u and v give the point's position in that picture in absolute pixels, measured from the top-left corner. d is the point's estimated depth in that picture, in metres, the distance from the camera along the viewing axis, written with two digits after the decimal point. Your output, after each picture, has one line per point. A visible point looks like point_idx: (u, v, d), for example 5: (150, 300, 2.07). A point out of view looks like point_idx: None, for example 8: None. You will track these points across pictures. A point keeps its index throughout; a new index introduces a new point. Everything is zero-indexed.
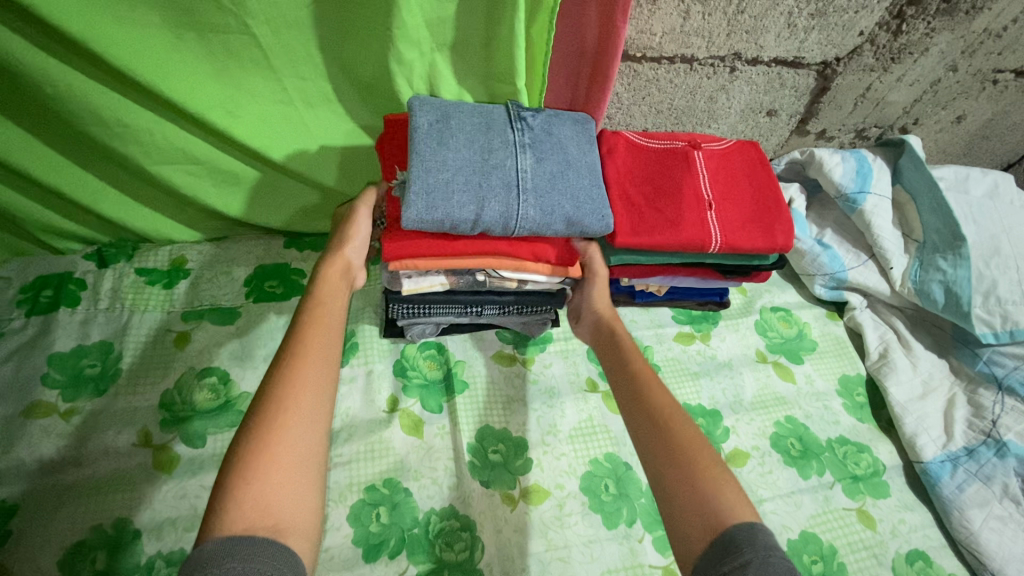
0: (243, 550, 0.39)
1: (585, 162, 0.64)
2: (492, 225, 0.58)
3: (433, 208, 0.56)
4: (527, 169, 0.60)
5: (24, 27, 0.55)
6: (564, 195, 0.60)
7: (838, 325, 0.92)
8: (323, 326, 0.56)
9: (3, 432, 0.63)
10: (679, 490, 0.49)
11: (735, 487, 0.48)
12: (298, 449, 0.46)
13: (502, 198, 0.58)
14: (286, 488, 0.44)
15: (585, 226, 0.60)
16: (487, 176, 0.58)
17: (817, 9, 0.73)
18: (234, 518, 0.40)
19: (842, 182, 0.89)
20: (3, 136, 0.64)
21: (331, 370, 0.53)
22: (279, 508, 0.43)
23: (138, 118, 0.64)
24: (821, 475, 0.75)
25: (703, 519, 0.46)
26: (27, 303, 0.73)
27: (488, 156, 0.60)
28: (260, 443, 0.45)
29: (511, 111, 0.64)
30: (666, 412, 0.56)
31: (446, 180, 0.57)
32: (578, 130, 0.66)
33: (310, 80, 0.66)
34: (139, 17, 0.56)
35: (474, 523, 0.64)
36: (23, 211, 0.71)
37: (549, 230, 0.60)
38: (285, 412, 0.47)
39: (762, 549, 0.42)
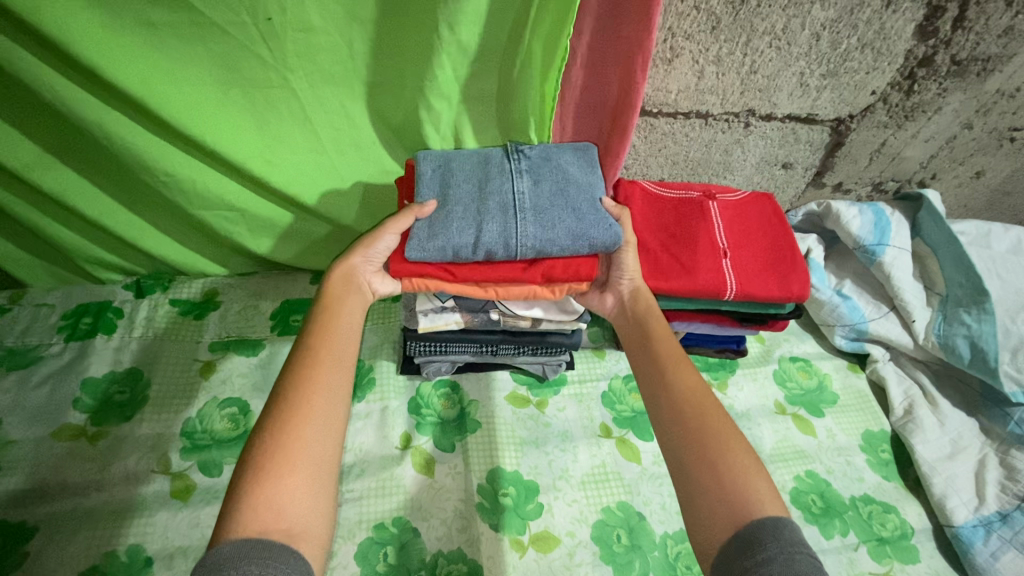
0: (265, 547, 0.41)
1: (586, 180, 0.65)
2: (494, 246, 0.59)
3: (433, 240, 0.59)
4: (525, 191, 0.62)
5: (87, 85, 0.60)
6: (565, 211, 0.61)
7: (859, 378, 0.90)
8: (338, 327, 0.58)
9: (32, 454, 0.66)
10: (705, 484, 0.49)
11: (762, 474, 0.49)
12: (318, 447, 0.49)
13: (500, 220, 0.60)
14: (299, 491, 0.46)
15: (592, 238, 0.60)
16: (486, 204, 0.61)
17: (828, 71, 0.76)
18: (249, 521, 0.43)
19: (860, 235, 0.89)
20: (59, 178, 0.68)
21: (347, 370, 0.55)
22: (295, 510, 0.45)
23: (182, 166, 0.68)
24: (844, 535, 0.72)
25: (731, 512, 0.47)
26: (66, 330, 0.76)
27: (485, 186, 0.63)
28: (275, 443, 0.47)
29: (510, 147, 0.67)
30: (692, 395, 0.55)
31: (445, 212, 0.61)
32: (579, 155, 0.67)
33: (344, 131, 0.71)
34: (193, 77, 0.62)
35: (482, 567, 0.63)
36: (72, 245, 0.76)
37: (554, 246, 0.60)
38: (300, 412, 0.50)
39: (786, 546, 0.43)
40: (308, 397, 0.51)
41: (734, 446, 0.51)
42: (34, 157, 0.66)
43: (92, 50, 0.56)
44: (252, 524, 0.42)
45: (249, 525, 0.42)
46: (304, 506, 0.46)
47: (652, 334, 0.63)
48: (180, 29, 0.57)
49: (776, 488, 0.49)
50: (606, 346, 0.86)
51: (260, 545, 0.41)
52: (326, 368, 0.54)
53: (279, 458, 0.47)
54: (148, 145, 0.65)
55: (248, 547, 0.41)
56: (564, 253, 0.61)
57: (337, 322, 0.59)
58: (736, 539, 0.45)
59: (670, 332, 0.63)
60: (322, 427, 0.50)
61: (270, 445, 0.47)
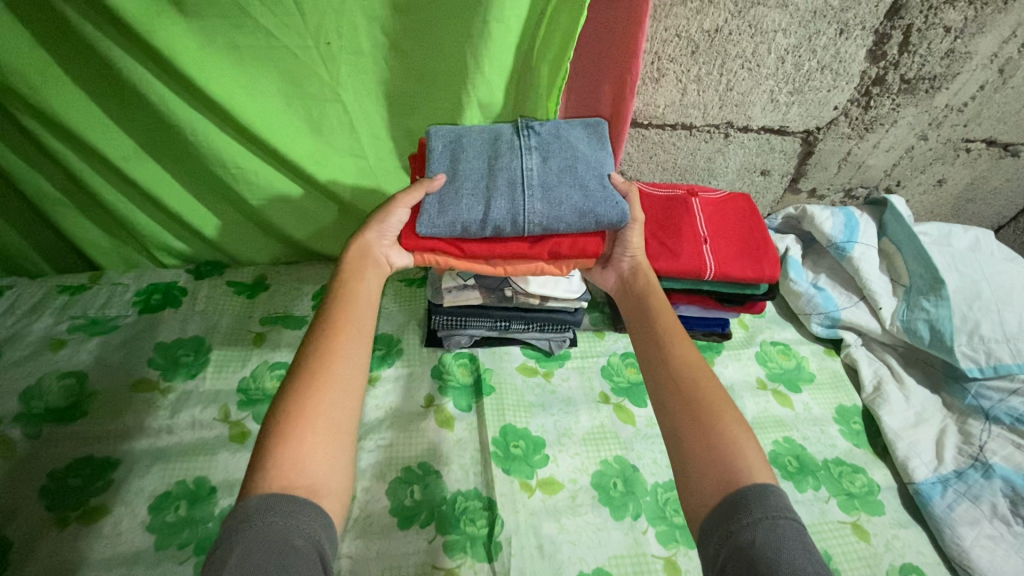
0: (287, 502, 0.46)
1: (592, 158, 0.72)
2: (501, 222, 0.68)
3: (444, 216, 0.68)
4: (532, 170, 0.70)
5: (183, 94, 0.75)
6: (572, 189, 0.69)
7: (834, 361, 1.00)
8: (355, 304, 0.65)
9: (115, 401, 0.77)
10: (699, 453, 0.54)
11: (752, 445, 0.53)
12: (336, 410, 0.55)
13: (508, 198, 0.68)
14: (318, 450, 0.52)
15: (598, 214, 0.68)
16: (496, 181, 0.69)
17: (795, 88, 0.89)
18: (272, 480, 0.48)
19: (832, 234, 1.00)
20: (149, 172, 0.82)
21: (363, 345, 0.61)
22: (314, 467, 0.50)
23: (250, 163, 0.82)
24: (816, 489, 0.82)
25: (721, 478, 0.51)
26: (140, 303, 0.89)
27: (496, 164, 0.70)
28: (298, 410, 0.53)
29: (520, 124, 0.74)
30: (693, 372, 0.60)
31: (456, 188, 0.69)
32: (588, 133, 0.75)
33: (383, 135, 0.84)
34: (266, 89, 0.76)
35: (496, 503, 0.73)
36: (149, 231, 0.90)
37: (559, 222, 0.68)
38: (321, 382, 0.56)
39: (772, 512, 0.47)
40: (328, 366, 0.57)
41: (728, 419, 0.56)
42: (130, 153, 0.80)
43: (190, 65, 0.70)
44: (275, 479, 0.48)
45: (270, 482, 0.48)
46: (324, 464, 0.51)
47: (654, 314, 0.68)
48: (260, 49, 0.72)
49: (767, 459, 0.52)
50: (606, 328, 0.97)
51: (281, 500, 0.46)
52: (345, 342, 0.60)
53: (300, 421, 0.53)
54: (224, 144, 0.79)
55: (269, 503, 0.46)
56: (570, 227, 0.69)
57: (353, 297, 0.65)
58: (723, 505, 0.49)
59: (671, 312, 0.68)
60: (342, 392, 0.56)
61: (292, 407, 0.53)
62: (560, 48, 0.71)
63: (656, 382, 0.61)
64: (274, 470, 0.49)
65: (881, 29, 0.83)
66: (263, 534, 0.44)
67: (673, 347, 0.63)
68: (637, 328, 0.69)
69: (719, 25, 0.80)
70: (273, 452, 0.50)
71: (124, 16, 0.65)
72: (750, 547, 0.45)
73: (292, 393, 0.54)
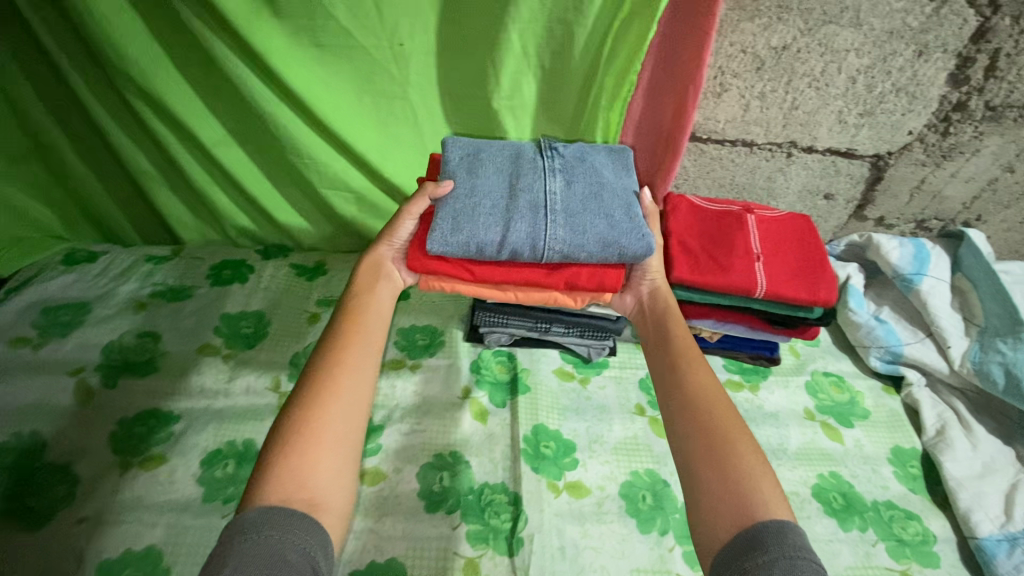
0: (286, 514, 0.47)
1: (617, 186, 0.72)
2: (519, 245, 0.67)
3: (458, 234, 0.66)
4: (556, 192, 0.69)
5: (269, 86, 0.82)
6: (596, 218, 0.68)
7: (893, 399, 0.94)
8: (366, 317, 0.66)
9: (182, 362, 0.84)
10: (712, 488, 0.52)
11: (768, 479, 0.52)
12: (343, 424, 0.56)
13: (528, 221, 0.67)
14: (322, 464, 0.53)
15: (622, 246, 0.67)
16: (517, 202, 0.68)
17: (865, 110, 0.87)
18: (274, 491, 0.49)
19: (899, 265, 0.95)
20: (233, 156, 0.90)
21: (372, 359, 0.63)
22: (317, 481, 0.52)
23: (321, 153, 0.88)
24: (863, 531, 0.76)
25: (735, 510, 0.50)
26: (212, 277, 0.97)
27: (518, 183, 0.70)
28: (301, 426, 0.54)
29: (544, 146, 0.75)
30: (713, 401, 0.58)
31: (473, 206, 0.68)
32: (613, 159, 0.75)
33: (445, 135, 0.89)
34: (342, 85, 0.82)
35: (522, 500, 0.73)
36: (227, 211, 0.98)
37: (580, 250, 0.67)
38: (327, 398, 0.57)
39: (789, 550, 0.45)
40: (336, 377, 0.59)
41: (743, 451, 0.54)
42: (219, 138, 0.88)
43: (278, 60, 0.77)
44: (276, 493, 0.49)
45: (272, 495, 0.49)
46: (327, 479, 0.53)
47: (672, 336, 0.67)
48: (341, 48, 0.78)
49: (784, 492, 0.51)
50: None
51: (281, 514, 0.47)
52: (354, 356, 0.61)
53: (306, 433, 0.54)
54: (300, 135, 0.86)
55: (270, 516, 0.47)
56: (591, 258, 0.68)
57: (367, 307, 0.67)
58: (737, 540, 0.48)
59: (689, 337, 0.66)
60: (349, 406, 0.58)
61: (300, 420, 0.55)
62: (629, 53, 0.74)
63: (668, 408, 0.60)
64: (278, 481, 0.50)
65: (964, 53, 0.80)
66: (260, 548, 0.44)
67: (688, 372, 0.62)
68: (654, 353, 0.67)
69: (787, 42, 0.79)
70: (278, 463, 0.51)
71: (226, 13, 0.72)
72: None
73: (298, 404, 0.56)
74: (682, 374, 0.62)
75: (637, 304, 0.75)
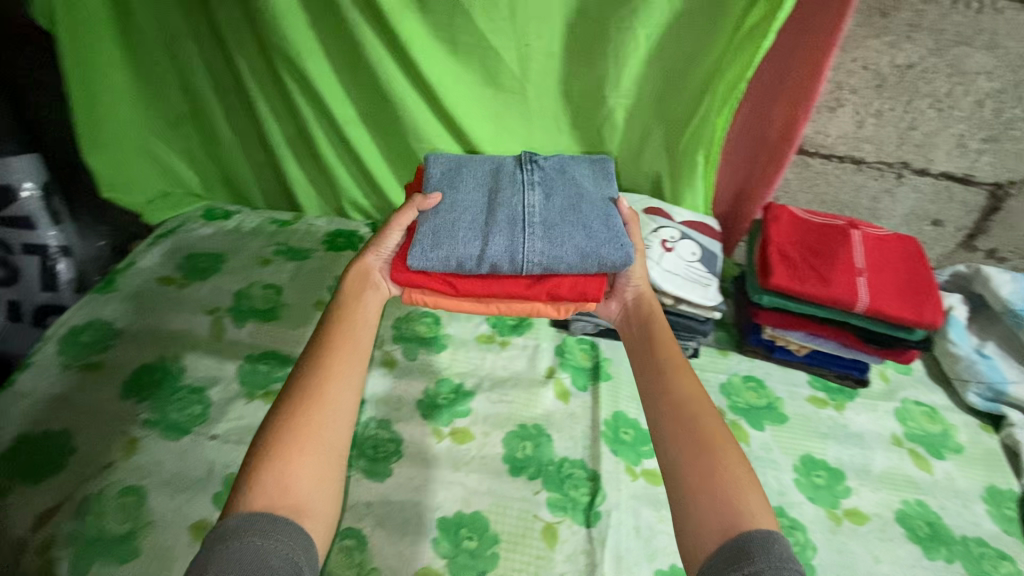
0: (269, 522, 0.48)
1: (592, 195, 0.75)
2: (496, 258, 0.71)
3: (437, 249, 0.71)
4: (534, 207, 0.73)
5: (404, 73, 0.90)
6: (576, 229, 0.72)
7: (991, 438, 0.89)
8: (355, 324, 0.67)
9: (300, 313, 0.94)
10: (701, 500, 0.53)
11: (751, 487, 0.53)
12: (330, 433, 0.57)
13: (506, 235, 0.71)
14: (305, 471, 0.54)
15: (601, 255, 0.71)
16: (496, 217, 0.72)
17: (989, 136, 0.84)
18: (256, 500, 0.50)
19: (1010, 299, 0.91)
20: (360, 135, 1.00)
21: (361, 366, 0.64)
22: (301, 490, 0.53)
23: (440, 138, 0.96)
24: (949, 563, 0.74)
25: (721, 523, 0.50)
26: (327, 243, 1.07)
27: (497, 199, 0.74)
28: (285, 437, 0.55)
29: (527, 159, 0.79)
30: (700, 423, 0.58)
31: (453, 222, 0.72)
32: (594, 168, 0.81)
33: (554, 130, 0.95)
34: (468, 77, 0.90)
35: (600, 478, 0.76)
36: (346, 185, 1.08)
37: (559, 262, 0.71)
38: (312, 407, 0.58)
39: (776, 559, 0.46)
40: (323, 385, 0.60)
41: (728, 462, 0.55)
42: (351, 118, 0.98)
43: (418, 50, 0.85)
44: (259, 501, 0.50)
45: (255, 502, 0.50)
46: (311, 489, 0.53)
47: (659, 346, 0.68)
48: (475, 43, 0.86)
49: (770, 503, 0.52)
50: (730, 348, 0.97)
51: (265, 519, 0.48)
52: (342, 366, 0.62)
53: (290, 441, 0.55)
54: (423, 120, 0.94)
55: (251, 522, 0.48)
56: (572, 268, 0.72)
57: (354, 318, 0.68)
58: (723, 549, 0.48)
59: (677, 348, 0.67)
60: (335, 414, 0.59)
61: (283, 430, 0.56)
62: (752, 55, 0.77)
63: (654, 417, 0.61)
64: (261, 488, 0.51)
65: None
66: (242, 555, 0.45)
67: (675, 382, 0.63)
68: (640, 369, 0.67)
69: (913, 61, 0.79)
70: (263, 471, 0.53)
71: (381, 6, 0.81)
72: None
73: (281, 415, 0.57)
74: (668, 386, 0.63)
75: (620, 316, 0.77)
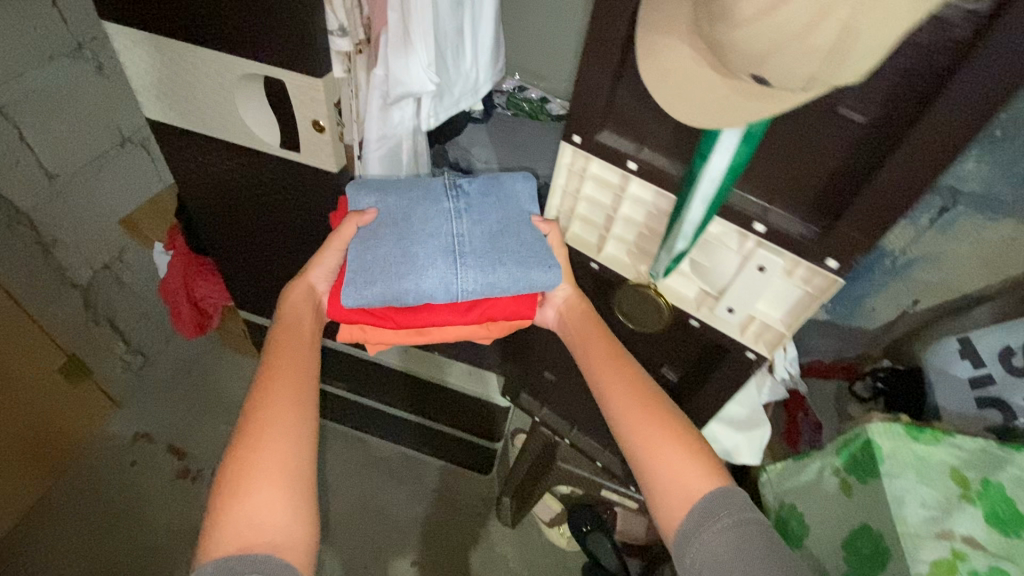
0: (240, 560, 0.60)
1: (515, 214, 0.84)
2: (433, 291, 0.80)
3: (366, 287, 0.79)
4: (463, 233, 0.82)
5: None
6: (502, 257, 0.81)
7: None
8: (283, 361, 0.79)
9: None
10: (659, 470, 0.72)
11: (686, 460, 0.72)
12: (283, 451, 0.70)
13: (442, 273, 0.80)
14: (264, 500, 0.66)
15: (530, 278, 0.81)
16: (425, 245, 0.81)
17: None
18: (226, 543, 0.62)
19: None
20: None
21: (300, 390, 0.77)
22: (270, 514, 0.65)
23: None
24: None
25: (682, 500, 0.69)
26: None
27: (425, 229, 0.82)
28: (235, 482, 0.66)
29: (450, 183, 0.86)
30: (662, 437, 0.74)
31: (386, 259, 0.80)
32: (523, 184, 0.86)
33: None
34: None
35: None
36: None
37: (493, 288, 0.81)
38: (251, 449, 0.69)
39: (735, 511, 0.66)
40: (263, 428, 0.71)
41: (675, 451, 0.72)
42: None
43: None
44: (232, 540, 0.62)
45: (230, 543, 0.62)
46: (280, 514, 0.66)
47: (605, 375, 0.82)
48: None
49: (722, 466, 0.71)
50: None
51: (240, 556, 0.60)
52: (275, 405, 0.73)
53: (243, 479, 0.66)
54: None
55: (226, 563, 0.60)
56: (506, 290, 0.81)
57: (288, 354, 0.80)
58: (690, 522, 0.67)
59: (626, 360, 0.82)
60: (283, 439, 0.71)
61: (233, 470, 0.67)
62: None
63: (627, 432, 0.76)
64: (229, 528, 0.63)
65: None
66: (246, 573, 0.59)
67: (637, 414, 0.76)
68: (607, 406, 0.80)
69: None
70: (228, 512, 0.64)
71: None
72: (732, 532, 0.64)
73: (229, 468, 0.68)
74: (626, 415, 0.77)
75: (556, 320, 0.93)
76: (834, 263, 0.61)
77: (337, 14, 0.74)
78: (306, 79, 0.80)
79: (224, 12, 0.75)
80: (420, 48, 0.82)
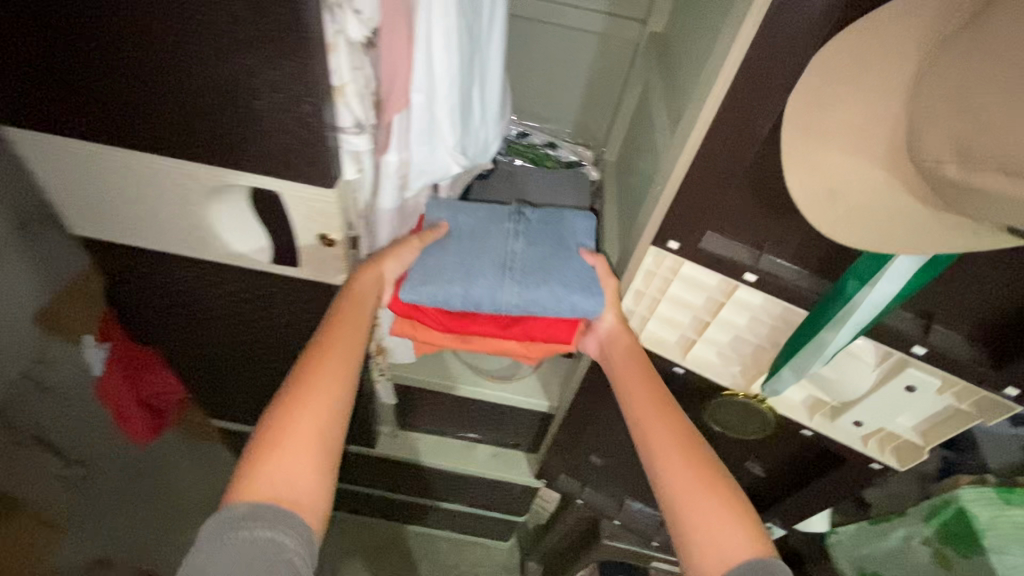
0: (268, 511, 0.46)
1: (565, 245, 0.69)
2: (479, 297, 0.64)
3: (421, 284, 0.64)
4: (518, 251, 0.67)
5: None
6: (549, 276, 0.65)
7: None
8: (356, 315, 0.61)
9: None
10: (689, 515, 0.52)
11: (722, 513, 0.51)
12: (333, 413, 0.54)
13: (489, 279, 0.64)
14: (300, 455, 0.50)
15: (575, 303, 0.64)
16: (483, 257, 0.66)
17: None
18: (253, 487, 0.48)
19: None
20: None
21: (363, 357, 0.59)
22: (305, 473, 0.50)
23: None
24: None
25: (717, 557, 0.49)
26: None
27: (483, 241, 0.68)
28: (282, 426, 0.51)
29: (519, 208, 0.72)
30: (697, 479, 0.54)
31: (439, 262, 0.65)
32: (579, 216, 0.72)
33: None
34: None
35: None
36: None
37: (534, 305, 0.64)
38: (304, 397, 0.53)
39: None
40: (321, 377, 0.55)
41: (711, 500, 0.53)
42: None
43: None
44: (263, 488, 0.47)
45: (260, 488, 0.47)
46: (318, 479, 0.50)
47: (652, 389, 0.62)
48: None
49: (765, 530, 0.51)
50: None
51: (271, 506, 0.46)
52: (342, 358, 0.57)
53: (291, 424, 0.51)
54: None
55: (257, 508, 0.46)
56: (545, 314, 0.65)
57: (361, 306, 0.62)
58: None
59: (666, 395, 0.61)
60: (336, 400, 0.54)
61: (281, 411, 0.52)
62: None
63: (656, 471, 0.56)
64: (251, 475, 0.48)
65: None
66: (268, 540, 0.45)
67: (671, 448, 0.57)
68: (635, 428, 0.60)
69: None
70: (265, 455, 0.49)
71: None
72: None
73: (277, 410, 0.52)
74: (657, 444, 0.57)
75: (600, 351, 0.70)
76: (1017, 391, 0.51)
77: (353, 106, 0.58)
78: (309, 189, 0.61)
79: (191, 116, 0.55)
80: (445, 131, 0.66)
